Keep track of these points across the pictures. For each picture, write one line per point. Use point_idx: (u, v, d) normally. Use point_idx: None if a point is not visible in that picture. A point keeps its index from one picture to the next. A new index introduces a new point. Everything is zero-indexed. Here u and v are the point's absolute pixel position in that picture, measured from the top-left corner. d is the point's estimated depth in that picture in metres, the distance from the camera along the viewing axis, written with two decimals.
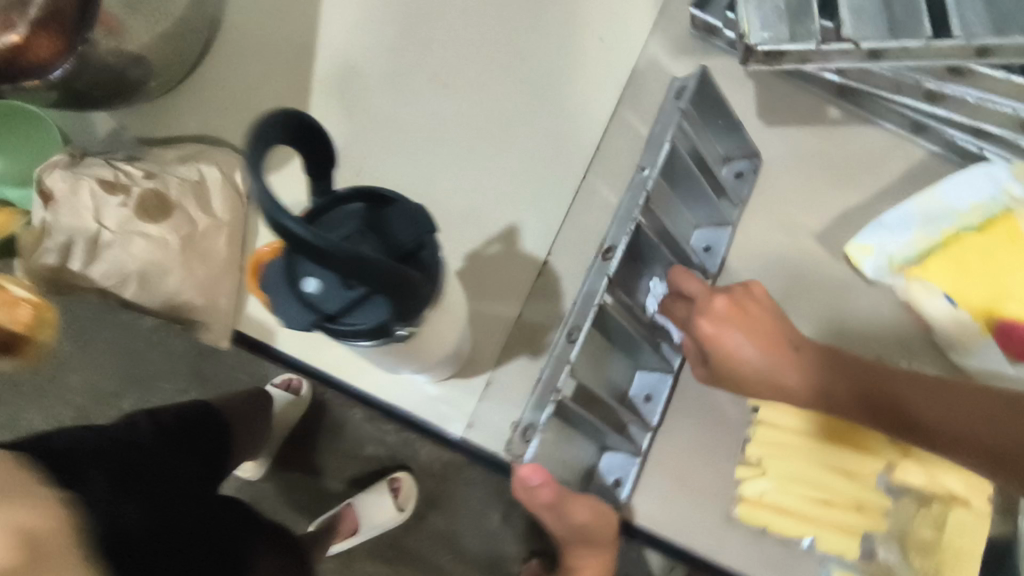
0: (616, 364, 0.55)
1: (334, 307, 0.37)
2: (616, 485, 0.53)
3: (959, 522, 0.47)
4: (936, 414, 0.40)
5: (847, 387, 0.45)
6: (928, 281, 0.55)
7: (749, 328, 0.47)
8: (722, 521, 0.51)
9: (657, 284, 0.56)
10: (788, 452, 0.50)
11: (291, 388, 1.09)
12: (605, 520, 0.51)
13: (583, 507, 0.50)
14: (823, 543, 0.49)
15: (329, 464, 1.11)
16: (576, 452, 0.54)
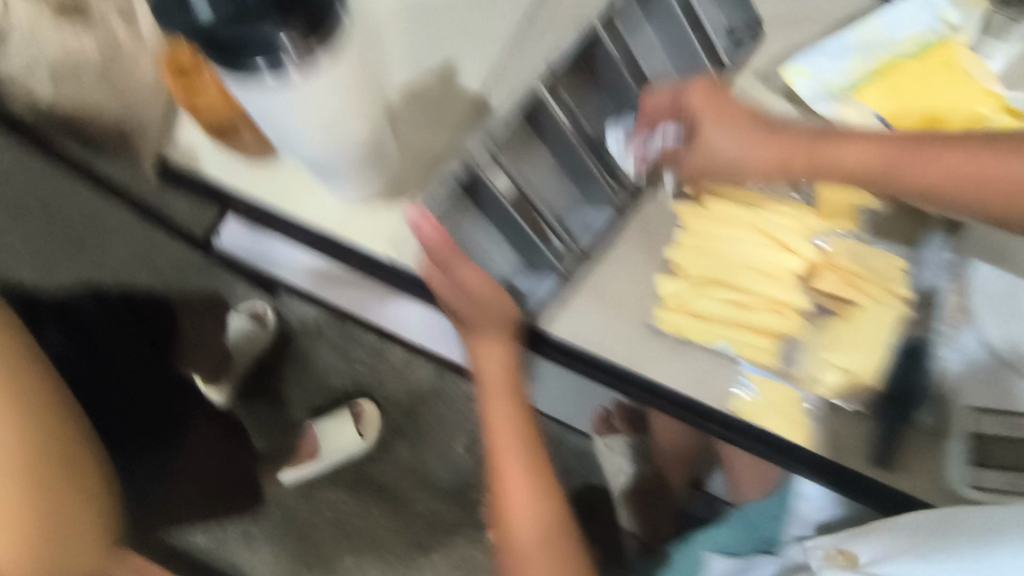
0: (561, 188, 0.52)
1: (227, 35, 0.37)
2: (530, 300, 0.51)
3: (874, 315, 0.49)
4: (861, 157, 0.47)
5: (807, 148, 0.48)
6: (862, 106, 0.53)
7: (711, 107, 0.50)
8: (645, 334, 0.52)
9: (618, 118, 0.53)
10: (713, 258, 0.51)
11: (256, 316, 1.20)
12: (504, 306, 0.51)
13: (471, 271, 0.50)
14: (744, 351, 0.50)
15: (295, 398, 1.21)
16: (501, 259, 0.51)
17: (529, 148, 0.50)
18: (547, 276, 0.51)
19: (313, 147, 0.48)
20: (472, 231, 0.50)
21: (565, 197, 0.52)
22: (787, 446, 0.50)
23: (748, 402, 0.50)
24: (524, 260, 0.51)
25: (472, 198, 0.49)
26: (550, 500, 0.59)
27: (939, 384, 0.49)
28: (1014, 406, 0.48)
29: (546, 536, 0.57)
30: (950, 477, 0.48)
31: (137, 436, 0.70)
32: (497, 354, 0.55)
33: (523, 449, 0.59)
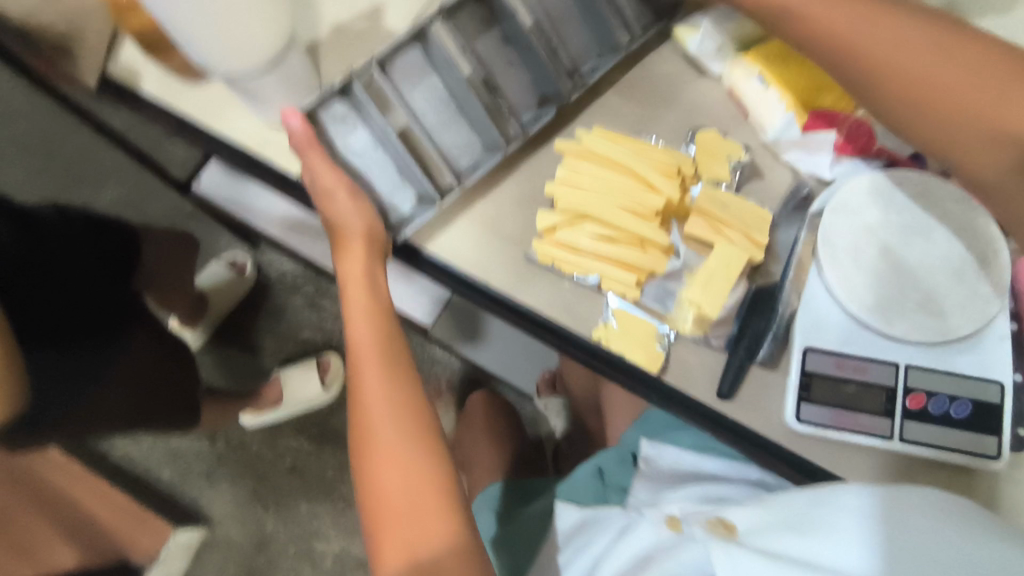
0: (452, 121, 0.58)
1: None
2: (407, 223, 0.57)
3: (726, 255, 0.52)
4: (908, 57, 0.46)
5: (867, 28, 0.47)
6: (746, 66, 0.57)
7: None
8: (522, 261, 0.56)
9: (520, 70, 0.59)
10: (586, 194, 0.54)
11: (236, 267, 1.37)
12: (366, 214, 0.54)
13: (324, 166, 0.53)
14: (608, 284, 0.53)
15: (266, 346, 1.40)
16: (388, 176, 0.57)
17: (420, 78, 0.57)
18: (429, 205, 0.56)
19: (217, 65, 0.52)
20: (354, 144, 0.56)
21: (458, 136, 0.58)
22: (647, 379, 0.52)
23: (608, 330, 0.53)
24: (407, 178, 0.57)
25: (354, 109, 0.55)
26: (416, 407, 0.55)
27: (781, 326, 0.51)
28: (846, 350, 0.50)
29: (416, 449, 0.53)
30: (784, 414, 0.50)
31: (54, 334, 0.70)
32: (354, 253, 0.55)
33: (380, 354, 0.56)
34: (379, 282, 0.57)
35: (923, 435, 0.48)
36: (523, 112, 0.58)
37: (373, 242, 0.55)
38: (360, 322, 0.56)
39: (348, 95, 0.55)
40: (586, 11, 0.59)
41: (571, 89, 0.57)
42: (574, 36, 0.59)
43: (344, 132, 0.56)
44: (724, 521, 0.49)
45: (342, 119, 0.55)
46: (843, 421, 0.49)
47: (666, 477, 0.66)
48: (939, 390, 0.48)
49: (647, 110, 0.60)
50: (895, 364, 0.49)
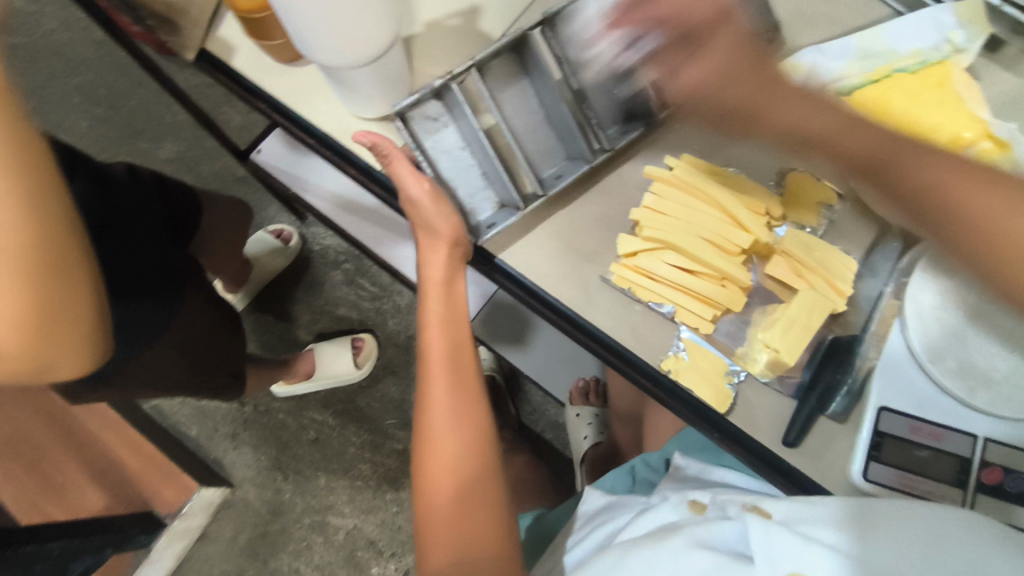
0: (538, 132, 0.59)
1: None
2: (486, 228, 0.56)
3: (809, 301, 0.51)
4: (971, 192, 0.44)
5: (931, 166, 0.45)
6: (849, 110, 0.56)
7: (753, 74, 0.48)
8: (595, 280, 0.55)
9: (611, 86, 0.58)
10: (669, 224, 0.53)
11: (282, 237, 1.40)
12: (449, 215, 0.56)
13: (408, 175, 0.56)
14: (682, 315, 0.53)
15: (301, 318, 1.42)
16: (474, 180, 0.57)
17: (512, 82, 0.58)
18: (510, 213, 0.56)
19: (323, 53, 0.52)
20: (441, 145, 0.56)
21: (539, 144, 0.59)
22: (711, 416, 0.52)
23: (678, 361, 0.52)
24: (492, 181, 0.57)
25: (446, 110, 0.55)
26: (477, 414, 0.57)
27: (857, 380, 0.50)
28: (923, 415, 0.48)
29: (472, 453, 0.54)
30: (850, 471, 0.49)
31: (135, 286, 0.71)
32: (437, 258, 0.58)
33: (450, 358, 0.58)
34: (455, 289, 0.61)
35: (995, 511, 0.46)
36: (610, 127, 0.57)
37: (457, 247, 0.58)
38: (434, 320, 0.59)
39: (442, 96, 0.55)
40: None
41: (659, 109, 0.58)
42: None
43: (432, 131, 0.56)
44: (753, 505, 0.48)
45: (433, 119, 0.55)
46: (911, 485, 0.48)
47: (690, 482, 0.61)
48: (1019, 467, 0.46)
49: (737, 140, 0.59)
50: (973, 435, 0.47)
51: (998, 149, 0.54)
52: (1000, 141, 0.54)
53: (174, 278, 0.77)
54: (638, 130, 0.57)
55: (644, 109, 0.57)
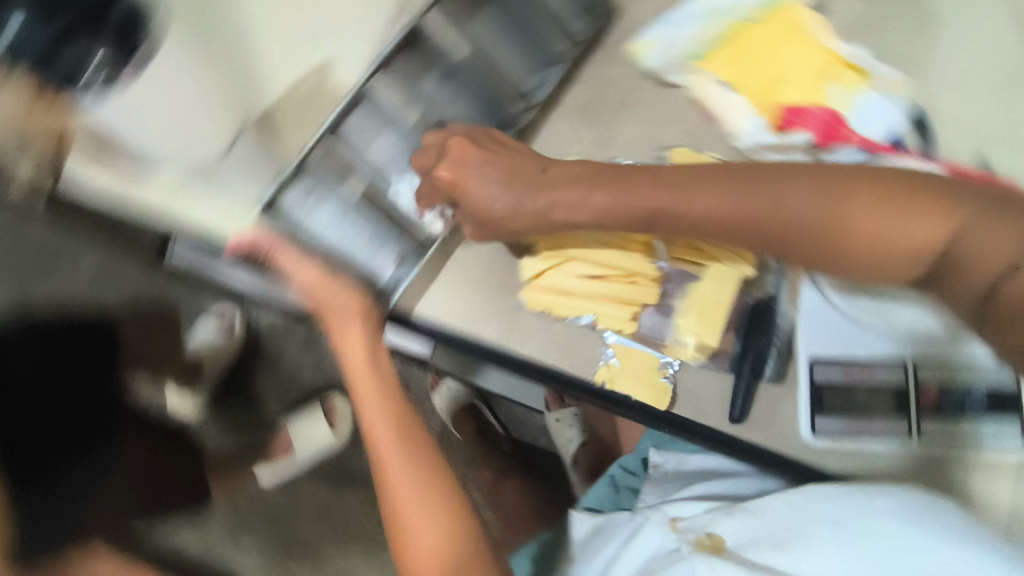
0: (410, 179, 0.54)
1: None
2: (393, 288, 0.53)
3: (720, 278, 0.51)
4: (839, 212, 0.43)
5: (785, 196, 0.44)
6: (710, 74, 0.57)
7: (654, 181, 0.47)
8: (510, 309, 0.54)
9: (468, 104, 0.54)
10: (567, 236, 0.53)
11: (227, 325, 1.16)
12: (351, 292, 0.54)
13: (292, 267, 0.51)
14: (603, 321, 0.52)
15: None
16: (359, 245, 0.52)
17: (375, 135, 0.52)
18: (411, 263, 0.53)
19: None
20: (324, 222, 0.51)
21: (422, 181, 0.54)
22: (656, 414, 0.51)
23: (610, 369, 0.52)
24: (378, 241, 0.52)
25: (316, 186, 0.50)
26: (438, 477, 0.54)
27: (785, 340, 0.50)
28: (852, 355, 0.49)
29: (444, 519, 0.52)
30: (800, 428, 0.49)
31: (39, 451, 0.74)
32: (355, 336, 0.56)
33: (393, 428, 0.55)
34: (380, 356, 0.58)
35: (939, 429, 0.48)
36: None
37: (368, 317, 0.55)
38: (364, 390, 0.57)
39: (305, 171, 0.49)
40: (523, 31, 0.56)
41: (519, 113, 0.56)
42: (516, 60, 0.56)
43: (309, 212, 0.50)
44: (708, 532, 0.49)
45: (301, 203, 0.50)
46: (859, 428, 0.48)
47: (674, 479, 0.60)
48: (948, 380, 0.48)
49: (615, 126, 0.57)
50: (902, 362, 0.48)
51: (856, 75, 0.55)
52: (855, 67, 0.55)
53: (93, 430, 0.80)
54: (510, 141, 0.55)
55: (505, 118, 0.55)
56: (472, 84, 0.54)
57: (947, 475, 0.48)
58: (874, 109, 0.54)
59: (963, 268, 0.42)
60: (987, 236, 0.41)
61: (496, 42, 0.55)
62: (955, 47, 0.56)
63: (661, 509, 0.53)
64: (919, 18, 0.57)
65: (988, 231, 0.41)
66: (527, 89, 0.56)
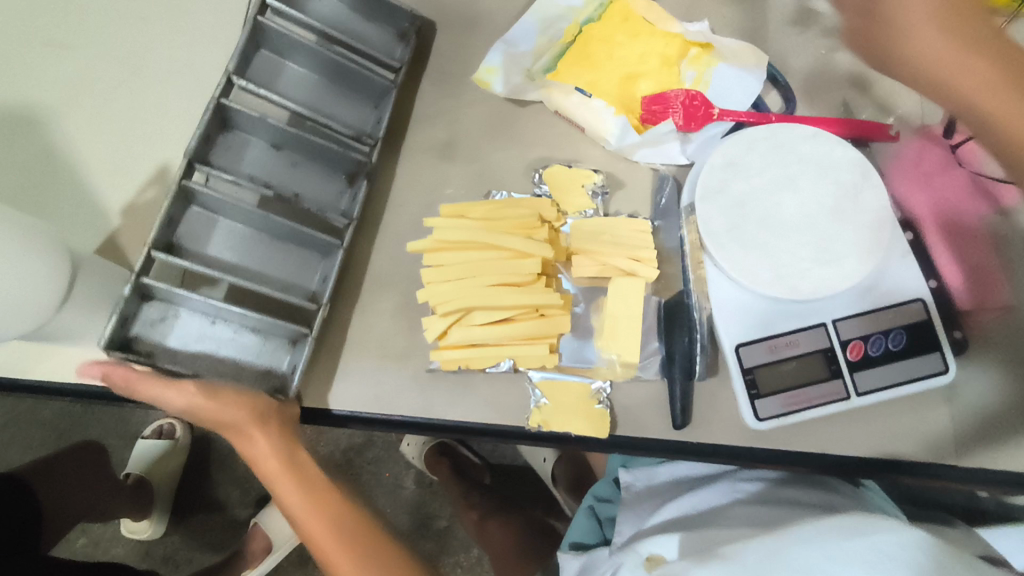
0: (277, 257, 0.52)
1: None
2: (293, 371, 0.50)
3: (623, 291, 0.50)
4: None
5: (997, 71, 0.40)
6: (563, 84, 0.55)
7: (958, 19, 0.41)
8: (426, 375, 0.51)
9: (316, 163, 0.54)
10: (459, 288, 0.50)
11: (164, 433, 1.06)
12: (243, 402, 0.48)
13: (169, 393, 0.47)
14: (523, 364, 0.49)
15: None
16: (244, 341, 0.50)
17: (213, 232, 0.51)
18: (302, 345, 0.49)
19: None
20: (190, 336, 0.49)
21: (290, 262, 0.53)
22: (600, 442, 0.49)
23: (541, 412, 0.49)
24: (261, 331, 0.50)
25: (168, 304, 0.49)
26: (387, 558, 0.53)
27: (705, 333, 0.49)
28: (772, 331, 0.48)
29: None
30: (744, 417, 0.48)
31: None
32: (265, 442, 0.49)
33: (330, 524, 0.52)
34: (298, 454, 0.52)
35: (874, 381, 0.47)
36: (340, 205, 0.54)
37: (269, 421, 0.49)
38: (289, 494, 0.52)
39: (152, 294, 0.48)
40: (344, 79, 0.55)
41: (369, 153, 0.52)
42: (349, 110, 0.56)
43: (170, 329, 0.49)
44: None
45: (159, 320, 0.48)
46: (799, 401, 0.47)
47: (648, 496, 0.58)
48: (870, 331, 0.47)
49: (485, 161, 0.56)
50: (821, 325, 0.47)
51: (704, 51, 0.54)
52: (701, 44, 0.54)
53: None
54: (365, 187, 0.52)
55: (356, 164, 0.53)
56: (305, 146, 0.52)
57: (886, 419, 0.48)
58: (728, 82, 0.53)
59: None
60: None
61: (332, 100, 0.56)
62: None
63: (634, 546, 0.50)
64: None
65: None
66: (368, 130, 0.55)
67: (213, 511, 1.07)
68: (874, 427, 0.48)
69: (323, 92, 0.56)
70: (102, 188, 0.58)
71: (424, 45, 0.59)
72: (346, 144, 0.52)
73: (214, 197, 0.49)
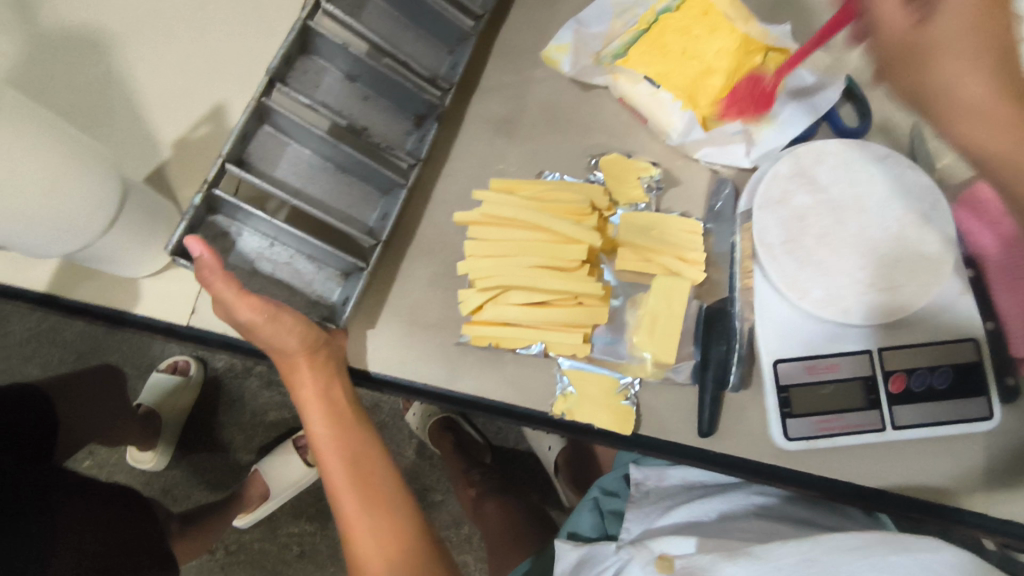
0: (339, 188, 0.53)
1: None
2: (343, 305, 0.50)
3: (667, 291, 0.48)
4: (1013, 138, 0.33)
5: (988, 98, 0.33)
6: (632, 72, 0.53)
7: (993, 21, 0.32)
8: (455, 347, 0.51)
9: (383, 98, 0.54)
10: (499, 264, 0.49)
11: (178, 369, 1.07)
12: (300, 331, 0.47)
13: (237, 300, 0.45)
14: (554, 349, 0.49)
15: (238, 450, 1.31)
16: (302, 268, 0.52)
17: (282, 152, 0.52)
18: (356, 278, 0.50)
19: (43, 247, 0.45)
20: (251, 251, 0.51)
21: (354, 191, 0.54)
22: (622, 437, 0.48)
23: (567, 401, 0.48)
24: (321, 259, 0.51)
25: (232, 218, 0.51)
26: (399, 512, 0.53)
27: (744, 343, 0.48)
28: (815, 351, 0.46)
29: (405, 560, 0.52)
30: (772, 434, 0.47)
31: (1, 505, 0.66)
32: (305, 372, 0.49)
33: (351, 465, 0.52)
34: (335, 390, 0.51)
35: (912, 416, 0.45)
36: (403, 142, 0.54)
37: (317, 352, 0.49)
38: (318, 427, 0.52)
39: (218, 207, 0.50)
40: (425, 21, 0.54)
41: (442, 98, 0.53)
42: (423, 49, 0.55)
43: (231, 242, 0.51)
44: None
45: (222, 233, 0.50)
46: (832, 426, 0.46)
47: (657, 496, 0.58)
48: (917, 365, 0.45)
49: (542, 143, 0.55)
50: (866, 351, 0.46)
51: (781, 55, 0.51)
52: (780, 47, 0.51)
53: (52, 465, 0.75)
54: (434, 130, 0.53)
55: (427, 106, 0.53)
56: (380, 80, 0.52)
57: (918, 456, 0.47)
58: (800, 88, 0.51)
59: None
60: None
61: (401, 31, 0.55)
62: None
63: (646, 547, 0.49)
64: None
65: None
66: (442, 72, 0.55)
67: (217, 452, 1.09)
68: (904, 462, 0.47)
69: (399, 25, 0.55)
70: (158, 119, 0.58)
71: (496, 14, 0.58)
72: (420, 85, 0.52)
73: (286, 117, 0.49)
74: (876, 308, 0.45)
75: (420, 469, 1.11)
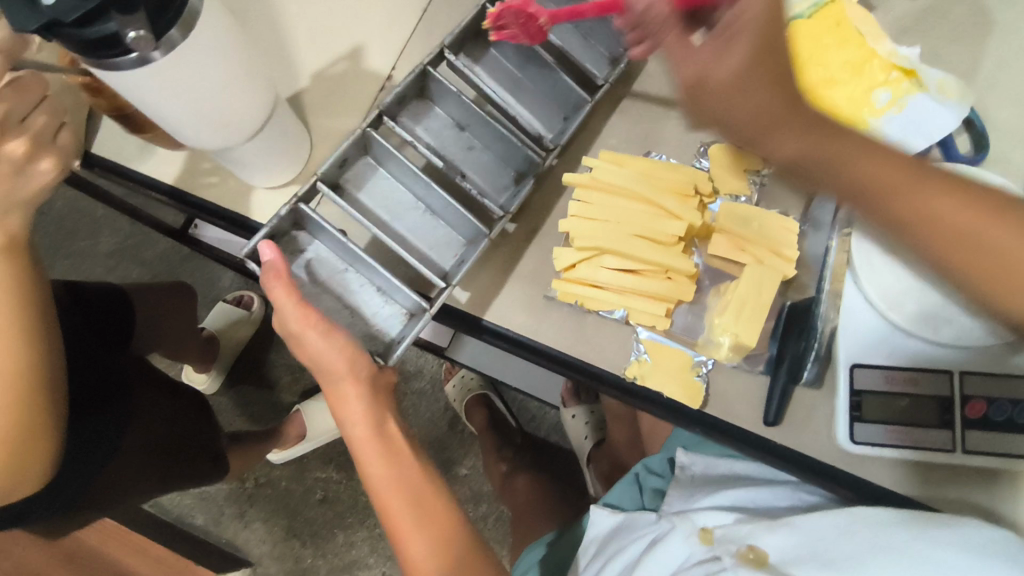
0: (425, 225, 0.56)
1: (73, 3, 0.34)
2: (395, 345, 0.53)
3: (756, 280, 0.50)
4: (793, 145, 0.43)
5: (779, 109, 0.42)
6: None
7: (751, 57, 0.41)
8: (542, 300, 0.54)
9: (487, 149, 0.57)
10: (599, 228, 0.52)
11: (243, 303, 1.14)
12: (346, 350, 0.50)
13: (293, 309, 0.49)
14: (635, 317, 0.51)
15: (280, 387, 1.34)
16: (370, 304, 0.54)
17: (374, 180, 0.56)
18: (418, 319, 0.51)
19: (202, 139, 0.50)
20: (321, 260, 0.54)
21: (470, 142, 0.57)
22: (686, 411, 0.50)
23: (641, 366, 0.50)
24: (388, 291, 0.54)
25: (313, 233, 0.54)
26: (454, 534, 0.54)
27: (823, 342, 0.49)
28: (893, 362, 0.47)
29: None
30: (837, 436, 0.48)
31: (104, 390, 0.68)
32: (353, 399, 0.52)
33: (407, 489, 0.54)
34: (382, 415, 0.54)
35: (985, 443, 0.46)
36: (496, 196, 0.56)
37: (365, 380, 0.51)
38: (372, 464, 0.54)
39: (302, 223, 0.53)
40: (543, 81, 0.57)
41: (543, 158, 0.54)
42: (536, 106, 0.58)
43: (310, 253, 0.54)
44: (749, 545, 0.45)
45: (302, 252, 0.54)
46: (899, 437, 0.47)
47: (701, 481, 0.59)
48: (999, 394, 0.46)
49: (654, 125, 0.57)
50: (947, 372, 0.47)
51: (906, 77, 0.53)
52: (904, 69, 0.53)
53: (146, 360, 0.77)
54: (528, 187, 0.53)
55: (528, 163, 0.55)
56: (485, 127, 0.55)
57: (985, 487, 0.47)
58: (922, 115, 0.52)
59: (858, 191, 0.44)
60: (867, 172, 0.43)
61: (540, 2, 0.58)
62: (1010, 54, 0.55)
63: (688, 519, 0.52)
64: (972, 21, 0.56)
65: (882, 172, 0.43)
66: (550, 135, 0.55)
67: (264, 390, 1.15)
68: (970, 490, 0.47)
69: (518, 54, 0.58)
70: (302, 50, 0.63)
71: None
72: (525, 142, 0.54)
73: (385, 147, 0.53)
74: (965, 331, 0.45)
75: (448, 440, 1.14)
